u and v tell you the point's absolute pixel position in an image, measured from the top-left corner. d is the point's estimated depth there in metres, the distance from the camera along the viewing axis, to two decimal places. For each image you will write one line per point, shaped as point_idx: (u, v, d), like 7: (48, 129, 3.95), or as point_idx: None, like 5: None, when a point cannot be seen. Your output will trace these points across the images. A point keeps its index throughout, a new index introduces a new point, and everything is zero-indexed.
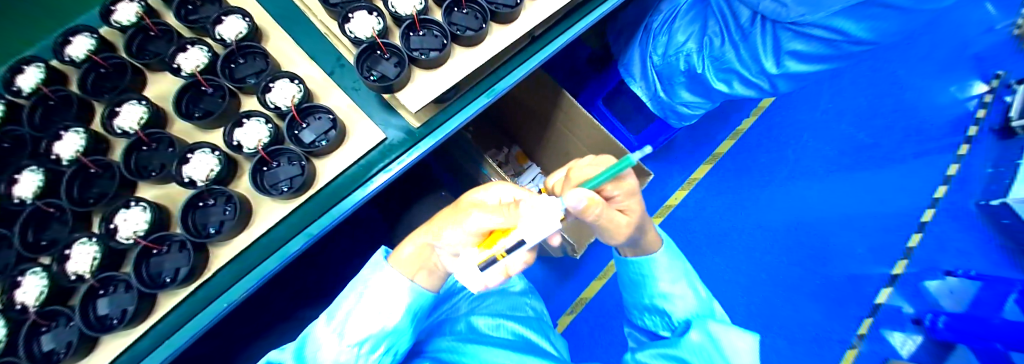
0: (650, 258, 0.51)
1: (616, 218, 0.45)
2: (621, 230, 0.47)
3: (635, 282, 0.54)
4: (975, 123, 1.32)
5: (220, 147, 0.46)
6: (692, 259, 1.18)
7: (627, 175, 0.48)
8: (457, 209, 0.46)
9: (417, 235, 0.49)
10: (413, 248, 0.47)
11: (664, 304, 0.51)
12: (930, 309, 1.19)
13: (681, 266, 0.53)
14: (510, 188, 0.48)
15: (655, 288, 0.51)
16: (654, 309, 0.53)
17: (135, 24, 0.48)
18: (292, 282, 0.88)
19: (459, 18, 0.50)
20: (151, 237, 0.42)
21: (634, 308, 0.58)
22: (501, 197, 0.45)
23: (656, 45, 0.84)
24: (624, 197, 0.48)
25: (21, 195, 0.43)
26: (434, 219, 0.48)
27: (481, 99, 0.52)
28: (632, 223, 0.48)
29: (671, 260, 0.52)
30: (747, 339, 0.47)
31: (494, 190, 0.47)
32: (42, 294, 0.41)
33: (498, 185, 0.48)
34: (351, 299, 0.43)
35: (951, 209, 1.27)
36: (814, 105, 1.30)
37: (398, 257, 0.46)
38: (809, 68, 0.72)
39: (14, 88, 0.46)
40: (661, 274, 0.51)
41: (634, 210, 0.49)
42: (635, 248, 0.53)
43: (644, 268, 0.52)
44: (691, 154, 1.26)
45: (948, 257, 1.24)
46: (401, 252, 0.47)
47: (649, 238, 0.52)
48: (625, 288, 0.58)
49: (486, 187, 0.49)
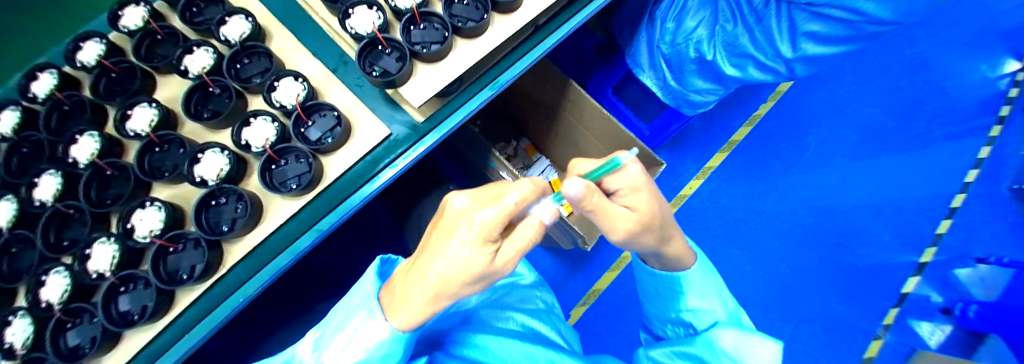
0: (679, 273, 0.50)
1: (611, 209, 0.44)
2: (619, 225, 0.45)
3: (665, 296, 0.53)
4: (1008, 102, 1.25)
5: (230, 147, 0.47)
6: (707, 250, 1.16)
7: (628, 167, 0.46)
8: (455, 261, 0.37)
9: (411, 288, 0.37)
10: (417, 307, 0.37)
11: (688, 317, 0.50)
12: (959, 298, 1.14)
13: (713, 282, 0.51)
14: (496, 218, 0.37)
15: (683, 302, 0.50)
16: (680, 321, 0.52)
17: (142, 28, 0.49)
18: (304, 282, 0.89)
19: (460, 9, 0.49)
20: (167, 236, 0.43)
21: (658, 319, 0.57)
22: (493, 232, 0.37)
23: (663, 32, 0.81)
24: (629, 193, 0.46)
25: (42, 197, 0.45)
26: (426, 268, 0.37)
27: (485, 91, 0.51)
28: (639, 220, 0.45)
29: (703, 274, 0.51)
30: (770, 346, 0.43)
31: (483, 225, 0.37)
32: (65, 292, 0.43)
33: (476, 212, 0.38)
34: (341, 342, 0.36)
35: (984, 193, 1.20)
36: (834, 87, 1.25)
37: (406, 319, 0.37)
38: (826, 50, 0.68)
39: (30, 95, 0.47)
40: (691, 288, 0.50)
41: (641, 208, 0.46)
42: (664, 261, 0.51)
43: (672, 283, 0.51)
44: (705, 142, 1.23)
45: (981, 243, 1.18)
46: (403, 310, 0.37)
47: (681, 253, 0.49)
48: (651, 300, 0.56)
49: (469, 219, 0.38)
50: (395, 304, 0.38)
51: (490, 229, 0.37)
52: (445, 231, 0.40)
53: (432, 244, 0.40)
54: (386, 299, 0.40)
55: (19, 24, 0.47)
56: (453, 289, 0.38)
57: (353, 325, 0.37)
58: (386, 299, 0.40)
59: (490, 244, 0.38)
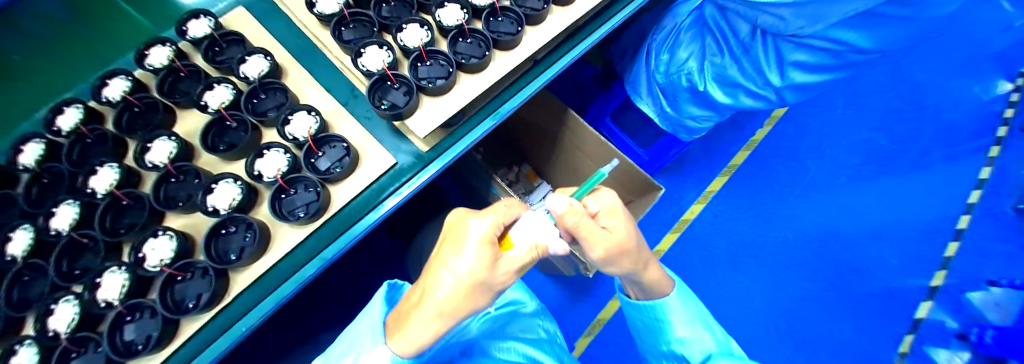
0: (662, 302, 0.50)
1: (592, 230, 0.44)
2: (597, 246, 0.45)
3: (651, 327, 0.52)
4: (1004, 123, 1.27)
5: (243, 177, 0.48)
6: (711, 275, 1.15)
7: (602, 191, 0.48)
8: (459, 271, 0.39)
9: (416, 307, 0.39)
10: (423, 325, 0.37)
11: (679, 349, 0.49)
12: (976, 323, 1.10)
13: (695, 308, 0.51)
14: (492, 222, 0.43)
15: (670, 333, 0.49)
16: (672, 355, 0.50)
17: (166, 66, 0.52)
18: (304, 310, 0.88)
19: (463, 47, 0.53)
20: (177, 265, 0.45)
21: (652, 355, 0.56)
22: (486, 237, 0.41)
23: (657, 63, 0.86)
24: (605, 215, 0.46)
25: (59, 227, 0.46)
26: (432, 285, 0.39)
27: (487, 121, 0.54)
28: (618, 243, 0.45)
29: (685, 302, 0.51)
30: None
31: (474, 230, 0.42)
32: (73, 321, 0.43)
33: (475, 221, 0.43)
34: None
35: (990, 214, 1.20)
36: (830, 112, 1.28)
37: (407, 343, 0.36)
38: (815, 78, 0.71)
39: (54, 128, 0.50)
40: (675, 318, 0.49)
41: (619, 230, 0.46)
42: (643, 289, 0.52)
43: (656, 313, 0.50)
44: (705, 167, 1.25)
45: (991, 265, 1.16)
46: (406, 331, 0.36)
47: (658, 279, 0.51)
48: (641, 334, 0.55)
49: (464, 229, 0.43)
50: (396, 327, 0.38)
51: (484, 236, 0.42)
52: (446, 245, 0.43)
53: (436, 260, 0.43)
54: (391, 325, 0.40)
55: (49, 52, 0.53)
56: (461, 303, 0.39)
57: (356, 352, 0.36)
58: (392, 324, 0.39)
59: (490, 249, 0.41)
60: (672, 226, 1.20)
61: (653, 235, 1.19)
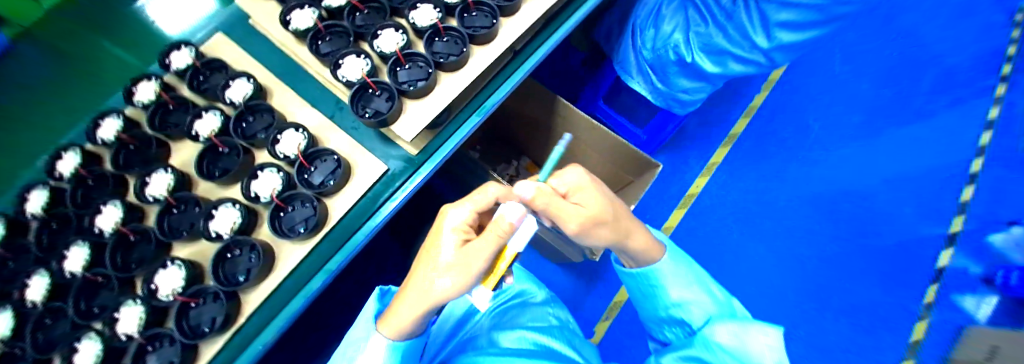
0: (653, 268, 0.50)
1: (562, 207, 0.44)
2: (571, 221, 0.45)
3: (647, 294, 0.53)
4: (1008, 61, 1.24)
5: (242, 200, 0.49)
6: (722, 247, 1.14)
7: (567, 169, 0.47)
8: (440, 260, 0.40)
9: (401, 297, 0.41)
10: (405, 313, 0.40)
11: (678, 313, 0.49)
12: (1001, 266, 1.06)
13: (690, 271, 0.51)
14: (470, 210, 0.43)
15: (667, 297, 0.50)
16: (672, 319, 0.51)
17: (154, 100, 0.53)
18: (324, 323, 0.91)
19: (440, 46, 0.53)
20: (188, 292, 0.46)
21: (654, 323, 0.56)
22: (463, 225, 0.42)
23: (644, 40, 0.85)
24: (574, 192, 0.46)
25: (72, 269, 0.48)
26: (415, 276, 0.41)
27: (474, 117, 0.54)
28: (590, 216, 0.45)
29: (678, 266, 0.51)
30: (771, 333, 0.42)
31: (451, 219, 0.43)
32: (98, 357, 0.45)
33: (454, 210, 0.43)
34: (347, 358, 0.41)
35: (1005, 154, 1.16)
36: (827, 69, 1.25)
37: (394, 326, 0.41)
38: (799, 36, 0.69)
39: (56, 174, 0.51)
40: (670, 282, 0.49)
41: (592, 204, 0.46)
42: (634, 258, 0.52)
43: (650, 279, 0.51)
44: (706, 139, 1.23)
45: (1010, 206, 1.12)
46: (393, 318, 0.41)
47: (647, 247, 0.50)
48: (641, 303, 0.56)
49: (445, 219, 0.44)
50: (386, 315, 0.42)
51: (461, 225, 0.42)
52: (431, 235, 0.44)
53: (423, 251, 0.44)
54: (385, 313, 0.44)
55: (45, 97, 0.57)
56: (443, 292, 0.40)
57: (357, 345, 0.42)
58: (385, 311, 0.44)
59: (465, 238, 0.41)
60: (679, 202, 1.19)
61: (660, 213, 1.19)
